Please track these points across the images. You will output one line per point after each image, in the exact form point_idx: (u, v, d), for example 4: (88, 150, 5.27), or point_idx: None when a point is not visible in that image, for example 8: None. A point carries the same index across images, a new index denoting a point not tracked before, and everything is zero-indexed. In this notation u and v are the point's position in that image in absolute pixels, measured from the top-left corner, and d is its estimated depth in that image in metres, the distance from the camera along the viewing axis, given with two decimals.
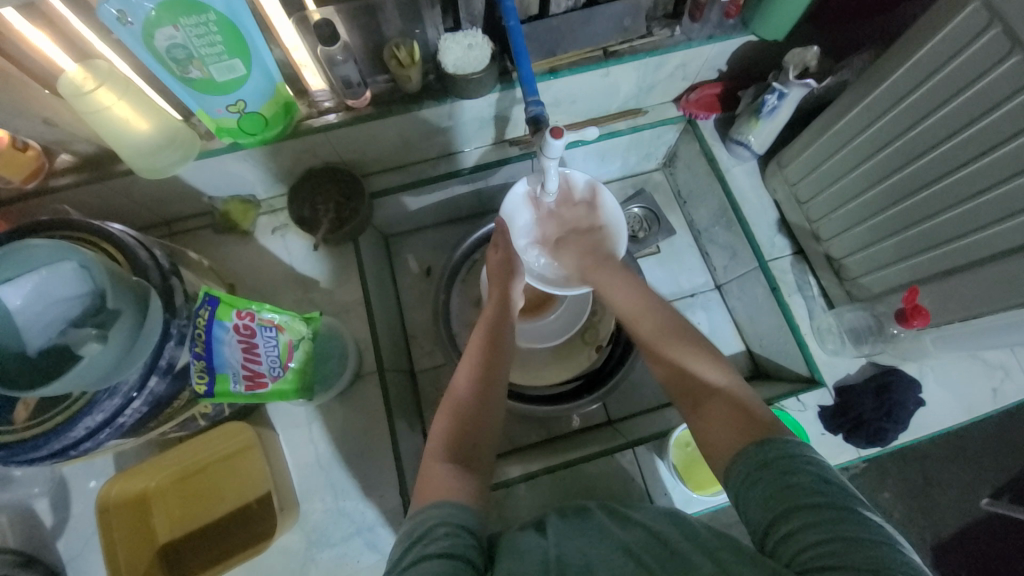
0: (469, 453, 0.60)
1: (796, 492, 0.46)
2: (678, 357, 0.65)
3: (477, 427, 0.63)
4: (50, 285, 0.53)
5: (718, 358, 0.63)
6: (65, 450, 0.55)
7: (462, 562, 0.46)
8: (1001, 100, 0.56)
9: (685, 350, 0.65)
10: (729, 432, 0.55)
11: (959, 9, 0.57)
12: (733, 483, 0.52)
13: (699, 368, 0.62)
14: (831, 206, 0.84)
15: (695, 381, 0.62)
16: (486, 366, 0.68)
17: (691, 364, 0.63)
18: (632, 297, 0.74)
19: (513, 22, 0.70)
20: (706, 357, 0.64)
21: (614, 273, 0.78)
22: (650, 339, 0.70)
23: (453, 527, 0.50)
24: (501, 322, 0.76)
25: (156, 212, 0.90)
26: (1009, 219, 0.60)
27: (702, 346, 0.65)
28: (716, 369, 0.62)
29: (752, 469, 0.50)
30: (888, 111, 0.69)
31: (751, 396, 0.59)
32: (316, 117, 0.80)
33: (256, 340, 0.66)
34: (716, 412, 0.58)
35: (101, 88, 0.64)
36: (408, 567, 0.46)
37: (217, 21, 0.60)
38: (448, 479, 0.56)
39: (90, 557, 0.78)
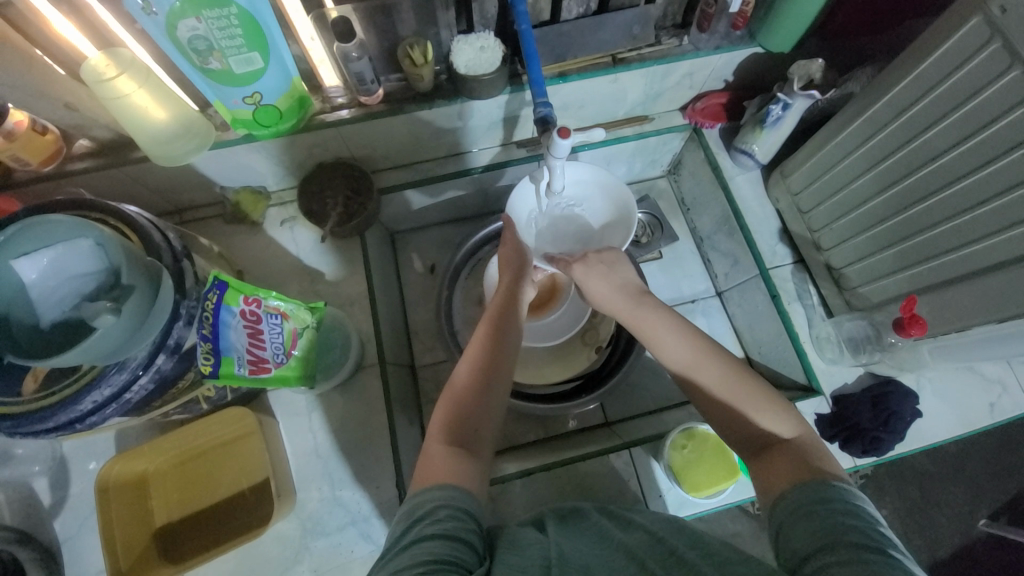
0: (469, 437, 0.61)
1: (847, 530, 0.46)
2: (745, 408, 0.61)
3: (482, 409, 0.64)
4: (65, 261, 0.54)
5: (786, 406, 0.61)
6: (71, 423, 0.56)
7: (464, 544, 0.48)
8: (1000, 114, 0.58)
9: (755, 400, 0.62)
10: (781, 465, 0.56)
11: (959, 26, 0.58)
12: (779, 516, 0.51)
13: (768, 424, 0.60)
14: (832, 216, 0.86)
15: (756, 431, 0.60)
16: (489, 352, 0.69)
17: (755, 417, 0.61)
18: (684, 344, 0.67)
19: (524, 26, 0.71)
20: (773, 408, 0.61)
21: (653, 309, 0.72)
22: (711, 388, 0.64)
23: (454, 509, 0.51)
24: (507, 313, 0.75)
25: (167, 200, 0.92)
26: (1006, 231, 0.62)
27: (771, 396, 0.62)
28: (784, 420, 0.60)
29: (803, 503, 0.50)
30: (889, 123, 0.70)
31: (826, 453, 0.57)
32: (329, 113, 0.82)
33: (262, 326, 0.67)
34: (780, 460, 0.56)
35: (121, 76, 0.66)
36: (406, 547, 0.47)
37: (238, 15, 0.62)
38: (442, 465, 0.57)
39: (86, 537, 0.78)
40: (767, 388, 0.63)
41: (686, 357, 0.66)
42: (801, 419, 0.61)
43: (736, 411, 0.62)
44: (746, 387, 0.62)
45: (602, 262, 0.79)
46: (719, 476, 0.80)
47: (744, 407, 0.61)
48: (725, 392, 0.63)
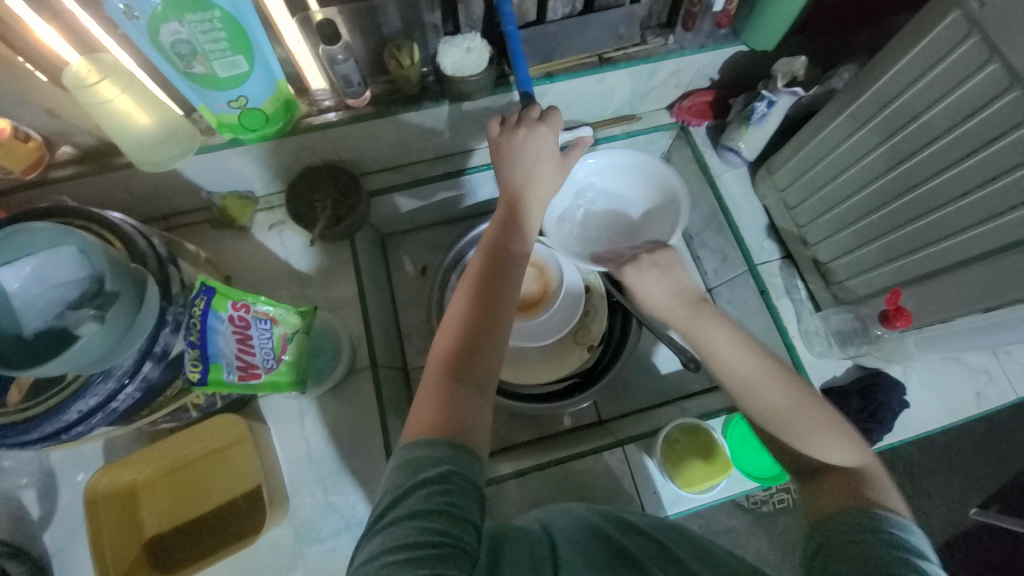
0: (473, 375, 0.61)
1: (890, 561, 0.49)
2: (805, 434, 0.63)
3: (488, 348, 0.63)
4: (48, 269, 0.54)
5: (848, 434, 0.63)
6: (57, 433, 0.55)
7: (466, 525, 0.48)
8: (980, 106, 0.59)
9: (817, 425, 0.63)
10: (831, 490, 0.59)
11: (938, 20, 0.59)
12: (821, 538, 0.55)
13: (831, 451, 0.62)
14: (818, 211, 0.87)
15: (815, 457, 0.63)
16: (489, 290, 0.66)
17: (817, 443, 0.63)
18: (747, 359, 0.67)
19: (511, 27, 0.71)
20: (836, 435, 0.63)
21: (711, 316, 0.71)
22: (770, 407, 0.65)
23: (466, 482, 0.51)
24: (504, 249, 0.69)
25: (154, 206, 0.91)
26: (987, 222, 0.63)
27: (835, 422, 0.64)
28: (848, 449, 0.62)
29: (848, 532, 0.54)
30: (872, 118, 0.71)
31: (885, 483, 0.59)
32: (315, 116, 0.82)
33: (251, 332, 0.66)
34: (836, 485, 0.59)
35: (103, 81, 0.65)
36: (407, 517, 0.47)
37: (221, 18, 0.62)
38: (444, 402, 0.57)
39: (76, 549, 0.77)
40: (831, 414, 0.64)
41: (749, 374, 0.66)
42: (862, 446, 0.63)
43: (800, 433, 0.63)
44: (811, 412, 0.64)
45: (655, 266, 0.76)
46: (712, 472, 0.81)
47: (807, 431, 0.63)
48: (789, 411, 0.64)
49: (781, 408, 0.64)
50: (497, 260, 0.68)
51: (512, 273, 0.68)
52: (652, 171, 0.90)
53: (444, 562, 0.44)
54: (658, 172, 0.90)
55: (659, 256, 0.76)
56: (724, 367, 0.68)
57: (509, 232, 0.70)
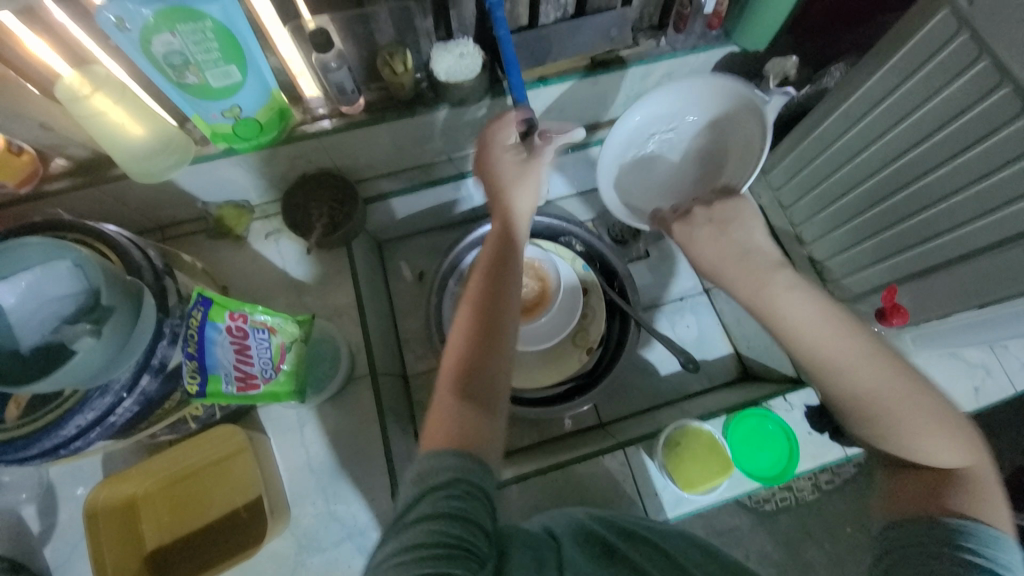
0: (481, 387, 0.60)
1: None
2: (904, 428, 0.58)
3: (494, 357, 0.61)
4: (44, 283, 0.53)
5: (957, 429, 0.58)
6: (55, 448, 0.55)
7: (476, 527, 0.48)
8: (971, 103, 0.59)
9: (923, 418, 0.58)
10: (919, 489, 0.58)
11: (928, 18, 0.59)
12: (891, 542, 0.55)
13: (938, 450, 0.57)
14: (814, 209, 0.87)
15: (912, 452, 0.59)
16: (491, 301, 0.65)
17: (919, 439, 0.58)
18: (840, 342, 0.59)
19: (502, 32, 0.71)
20: (946, 431, 0.57)
21: (788, 286, 0.62)
22: (866, 394, 0.59)
23: (473, 486, 0.51)
24: (502, 265, 0.68)
25: (149, 217, 0.91)
26: (981, 218, 0.63)
27: (943, 416, 0.58)
28: (955, 448, 0.57)
29: (921, 541, 0.53)
30: (865, 116, 0.72)
31: (991, 489, 0.55)
32: (310, 123, 0.81)
33: (249, 341, 0.66)
34: (924, 484, 0.57)
35: (96, 93, 0.65)
36: (419, 520, 0.48)
37: (213, 28, 0.61)
38: (452, 416, 0.57)
39: (77, 564, 0.76)
40: (938, 407, 0.58)
41: (843, 359, 0.59)
42: (973, 445, 0.58)
43: (908, 429, 0.58)
44: (915, 405, 0.58)
45: (713, 225, 0.69)
46: (713, 473, 0.81)
47: (914, 426, 0.57)
48: (890, 401, 0.58)
49: (880, 398, 0.58)
50: (499, 274, 0.67)
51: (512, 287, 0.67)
52: (714, 91, 0.85)
53: (453, 561, 0.45)
54: (722, 89, 0.84)
55: (719, 210, 0.70)
56: (817, 349, 0.60)
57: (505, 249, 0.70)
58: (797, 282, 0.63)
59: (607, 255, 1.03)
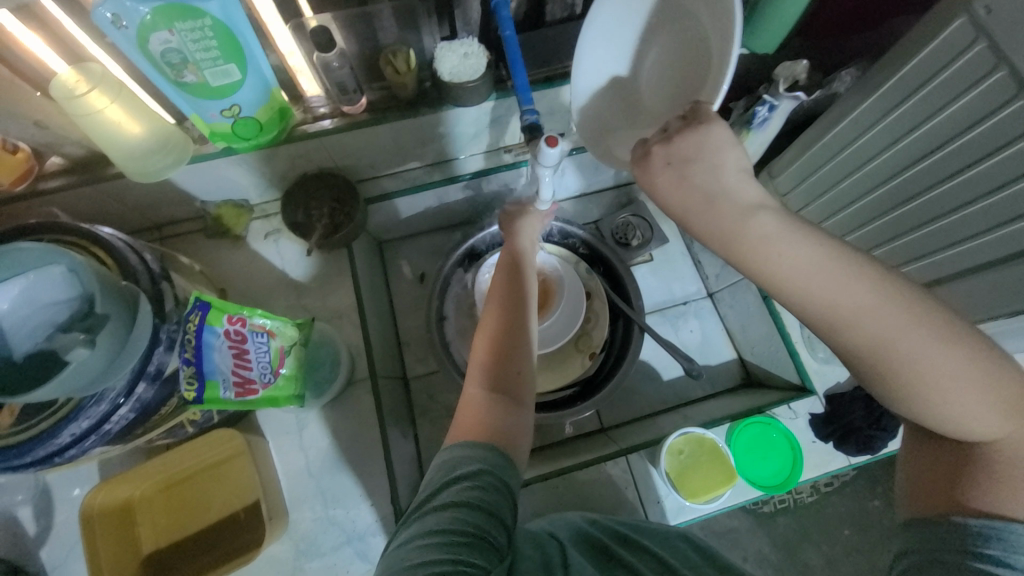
0: (510, 387, 0.61)
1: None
2: (927, 392, 0.45)
3: (518, 360, 0.64)
4: (38, 289, 0.52)
5: (993, 388, 0.45)
6: (50, 456, 0.54)
7: (495, 519, 0.48)
8: (986, 115, 0.58)
9: (953, 379, 0.45)
10: (939, 469, 0.50)
11: (943, 27, 0.58)
12: (911, 538, 0.49)
13: (963, 418, 0.46)
14: (825, 214, 0.86)
15: (935, 420, 0.47)
16: (509, 307, 0.67)
17: (946, 404, 0.46)
18: (839, 291, 0.45)
19: (509, 32, 0.70)
20: (977, 393, 0.45)
21: (762, 237, 0.47)
22: (872, 353, 0.45)
23: (497, 480, 0.51)
24: (514, 286, 0.70)
25: (148, 215, 0.90)
26: (1001, 228, 0.63)
27: (982, 370, 0.45)
28: (991, 417, 0.46)
29: (946, 544, 0.46)
30: (875, 124, 0.70)
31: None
32: (311, 123, 0.80)
33: (247, 346, 0.65)
34: (948, 462, 0.49)
35: (93, 91, 0.63)
36: (442, 507, 0.48)
37: (212, 26, 0.60)
38: (482, 409, 0.59)
39: (73, 567, 0.76)
40: (974, 360, 0.45)
41: (843, 309, 0.45)
42: (1016, 412, 0.46)
43: (924, 394, 0.46)
44: (943, 362, 0.44)
45: (670, 164, 0.50)
46: (716, 482, 0.81)
47: (934, 391, 0.45)
48: (905, 359, 0.45)
49: (891, 356, 0.45)
50: (511, 292, 0.68)
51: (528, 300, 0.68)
52: None
53: (472, 549, 0.45)
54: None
55: (680, 147, 0.50)
56: (804, 302, 0.46)
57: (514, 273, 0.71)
58: (775, 221, 0.47)
59: (609, 257, 1.01)
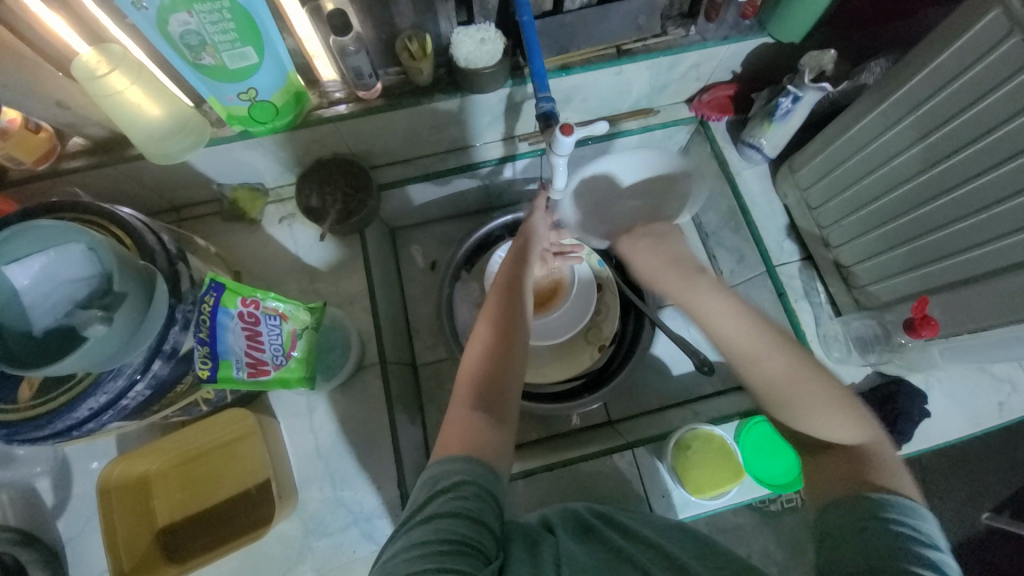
0: (492, 399, 0.61)
1: (893, 554, 0.48)
2: (810, 408, 0.60)
3: (509, 367, 0.64)
4: (58, 266, 0.54)
5: (857, 411, 0.60)
6: (68, 430, 0.55)
7: (479, 526, 0.48)
8: (1015, 113, 0.56)
9: (823, 400, 0.60)
10: (832, 472, 0.58)
11: (977, 18, 0.56)
12: (832, 522, 0.54)
13: (838, 426, 0.59)
14: (841, 212, 0.84)
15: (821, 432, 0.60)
16: (509, 306, 0.70)
17: (825, 417, 0.60)
18: (745, 330, 0.65)
19: (526, 18, 0.69)
20: (842, 411, 0.60)
21: (706, 286, 0.70)
22: (774, 379, 0.62)
23: (478, 489, 0.51)
24: (515, 282, 0.74)
25: (166, 197, 0.91)
26: (1006, 238, 0.62)
27: (845, 399, 0.60)
28: (855, 426, 0.59)
29: (855, 517, 0.52)
30: (903, 118, 0.68)
31: (892, 460, 0.57)
32: (326, 108, 0.81)
33: (260, 328, 0.66)
34: (841, 466, 0.58)
35: (113, 72, 0.64)
36: (426, 520, 0.48)
37: (230, 8, 0.60)
38: (467, 429, 0.57)
39: (90, 537, 0.79)
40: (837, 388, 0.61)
41: (747, 344, 0.64)
42: (870, 425, 0.60)
43: (804, 406, 0.61)
44: (824, 391, 0.60)
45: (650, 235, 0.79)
46: (723, 478, 0.80)
47: (811, 405, 0.60)
48: (792, 387, 0.61)
49: (780, 378, 0.62)
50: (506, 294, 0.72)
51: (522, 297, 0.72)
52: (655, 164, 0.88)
53: (459, 556, 0.45)
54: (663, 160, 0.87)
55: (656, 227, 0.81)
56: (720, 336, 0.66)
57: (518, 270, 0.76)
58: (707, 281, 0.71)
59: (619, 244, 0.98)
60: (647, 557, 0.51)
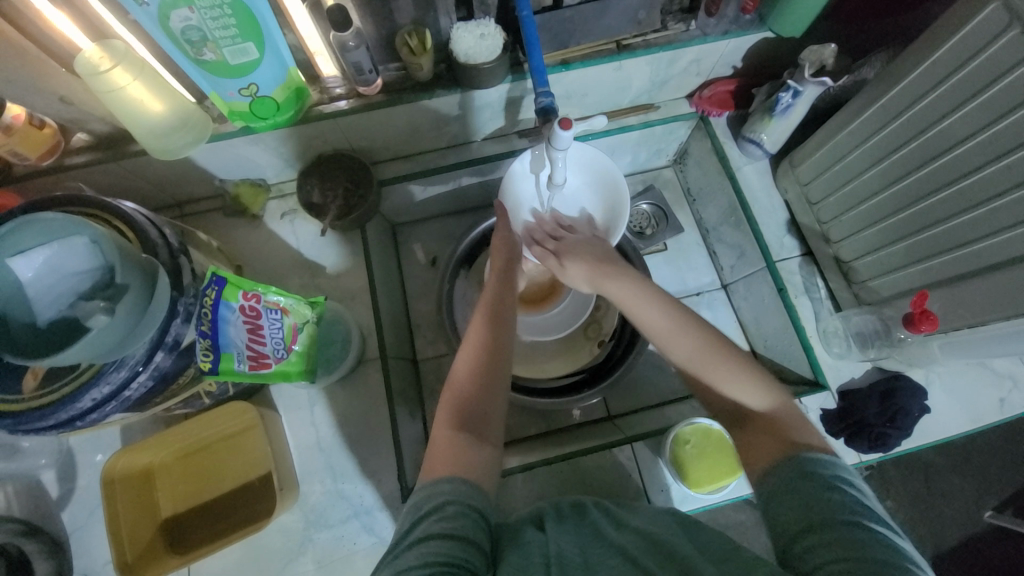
0: (473, 423, 0.61)
1: (831, 509, 0.47)
2: (718, 382, 0.61)
3: (490, 394, 0.64)
4: (62, 258, 0.54)
5: (760, 375, 0.61)
6: (71, 420, 0.56)
7: (468, 544, 0.48)
8: (1013, 107, 0.56)
9: (726, 370, 0.61)
10: (756, 441, 0.57)
11: (977, 11, 0.56)
12: (773, 489, 0.52)
13: (744, 393, 0.60)
14: (841, 208, 0.84)
15: (734, 404, 0.60)
16: (493, 331, 0.70)
17: (729, 387, 0.61)
18: (659, 309, 0.65)
19: (525, 13, 0.69)
20: (743, 376, 0.60)
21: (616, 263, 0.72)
22: (685, 360, 0.64)
23: (463, 506, 0.51)
24: (503, 302, 0.74)
25: (169, 193, 0.92)
26: (1004, 232, 0.62)
27: (745, 365, 0.61)
28: (759, 390, 0.60)
29: (790, 478, 0.51)
30: (903, 112, 0.68)
31: (798, 416, 0.57)
32: (327, 104, 0.81)
33: (262, 321, 0.67)
34: (765, 434, 0.56)
35: (116, 68, 0.64)
36: (412, 544, 0.48)
37: (231, 5, 0.60)
38: (454, 450, 0.57)
39: (94, 528, 0.80)
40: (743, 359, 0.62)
41: (662, 323, 0.65)
42: (776, 388, 0.60)
43: (706, 379, 0.62)
44: (727, 365, 0.61)
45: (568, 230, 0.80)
46: (722, 472, 0.80)
47: (718, 379, 0.61)
48: (700, 366, 0.62)
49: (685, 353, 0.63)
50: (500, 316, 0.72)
51: (509, 321, 0.72)
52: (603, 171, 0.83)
53: None
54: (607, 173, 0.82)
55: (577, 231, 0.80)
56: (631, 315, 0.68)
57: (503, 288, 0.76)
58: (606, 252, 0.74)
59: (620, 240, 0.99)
60: (639, 550, 0.48)
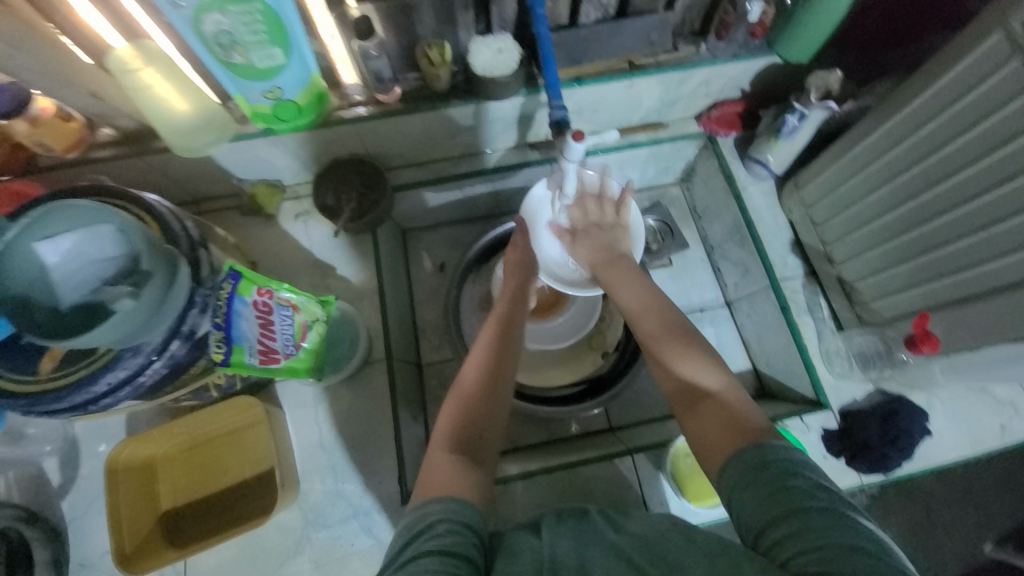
0: (472, 447, 0.62)
1: (792, 497, 0.46)
2: (676, 362, 0.63)
3: (491, 407, 0.65)
4: (87, 245, 0.56)
5: (713, 360, 0.63)
6: (85, 404, 0.57)
7: (462, 560, 0.46)
8: (1012, 135, 0.58)
9: (681, 349, 0.64)
10: (708, 422, 0.57)
11: (979, 42, 0.58)
12: (736, 481, 0.50)
13: (698, 373, 0.62)
14: (845, 229, 0.85)
15: (689, 383, 0.61)
16: (494, 346, 0.71)
17: (682, 366, 0.63)
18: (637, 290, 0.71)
19: (542, 30, 0.72)
20: (694, 354, 0.63)
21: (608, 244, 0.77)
22: (649, 334, 0.67)
23: (455, 524, 0.50)
24: (513, 315, 0.77)
25: (187, 190, 0.94)
26: (1003, 257, 0.63)
27: (699, 348, 0.64)
28: (711, 371, 0.62)
29: (745, 471, 0.50)
30: (906, 137, 0.70)
31: (745, 398, 0.59)
32: (347, 109, 0.84)
33: (273, 317, 0.68)
34: (713, 415, 0.57)
35: (147, 68, 0.67)
36: (404, 564, 0.46)
37: (261, 11, 0.63)
38: (451, 469, 0.57)
39: (92, 518, 0.80)
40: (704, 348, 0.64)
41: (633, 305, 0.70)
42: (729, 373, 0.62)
43: (663, 358, 0.64)
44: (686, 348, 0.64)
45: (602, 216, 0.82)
46: None
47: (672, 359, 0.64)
48: (658, 346, 0.66)
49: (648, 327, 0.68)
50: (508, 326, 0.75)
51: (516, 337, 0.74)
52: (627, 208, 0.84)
53: None
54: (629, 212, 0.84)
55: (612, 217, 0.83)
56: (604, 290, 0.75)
57: (515, 303, 0.79)
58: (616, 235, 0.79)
59: None
60: (637, 549, 0.49)
